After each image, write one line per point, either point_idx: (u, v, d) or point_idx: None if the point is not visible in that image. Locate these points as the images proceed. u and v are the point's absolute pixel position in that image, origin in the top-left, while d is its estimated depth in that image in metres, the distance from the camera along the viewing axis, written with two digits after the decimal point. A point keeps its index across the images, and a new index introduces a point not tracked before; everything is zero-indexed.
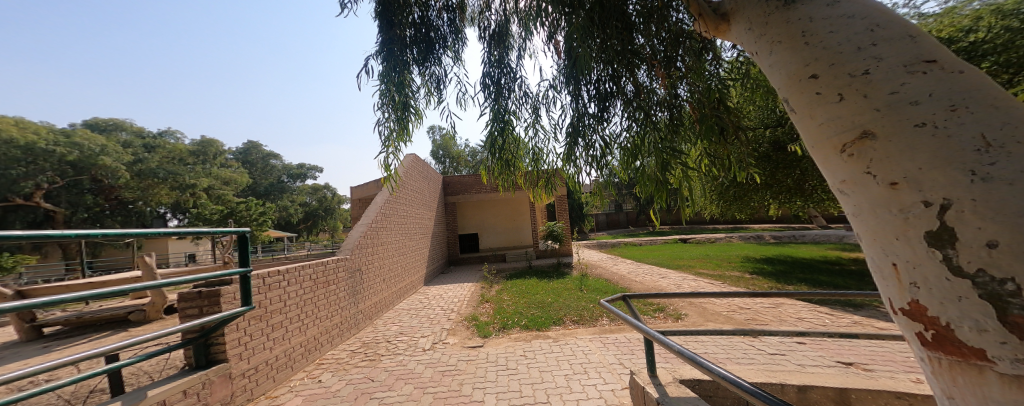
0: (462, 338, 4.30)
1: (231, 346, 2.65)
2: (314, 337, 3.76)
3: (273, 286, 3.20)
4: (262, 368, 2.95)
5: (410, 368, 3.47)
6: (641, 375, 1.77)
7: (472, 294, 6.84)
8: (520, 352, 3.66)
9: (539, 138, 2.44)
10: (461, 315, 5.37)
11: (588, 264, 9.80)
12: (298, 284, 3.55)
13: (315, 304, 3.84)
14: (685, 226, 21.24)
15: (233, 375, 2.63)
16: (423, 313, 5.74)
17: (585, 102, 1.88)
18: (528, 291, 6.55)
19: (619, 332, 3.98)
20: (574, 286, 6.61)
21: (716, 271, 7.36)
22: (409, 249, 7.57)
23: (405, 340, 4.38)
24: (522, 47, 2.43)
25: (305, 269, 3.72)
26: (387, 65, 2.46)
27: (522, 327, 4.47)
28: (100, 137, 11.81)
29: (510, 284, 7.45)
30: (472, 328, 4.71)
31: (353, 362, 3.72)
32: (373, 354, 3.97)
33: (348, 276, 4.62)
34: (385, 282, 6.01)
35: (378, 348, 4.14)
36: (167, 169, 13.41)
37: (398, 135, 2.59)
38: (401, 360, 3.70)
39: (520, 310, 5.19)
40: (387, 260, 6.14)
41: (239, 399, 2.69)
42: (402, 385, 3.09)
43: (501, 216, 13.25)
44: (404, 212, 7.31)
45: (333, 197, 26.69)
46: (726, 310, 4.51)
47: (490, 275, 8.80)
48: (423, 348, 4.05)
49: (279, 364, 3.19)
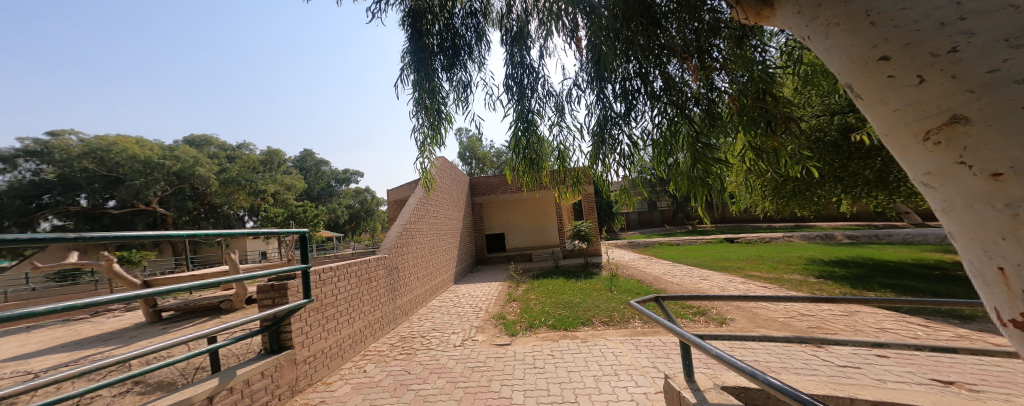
0: (491, 335, 4.35)
1: (296, 334, 2.88)
2: (359, 330, 3.96)
3: (327, 281, 3.41)
4: (319, 356, 3.16)
5: (443, 363, 3.57)
6: (677, 380, 1.69)
7: (500, 293, 6.91)
8: (549, 351, 3.62)
9: (564, 135, 2.39)
10: (489, 313, 5.44)
11: (621, 264, 9.51)
12: (345, 280, 3.76)
13: (360, 300, 4.05)
14: (734, 225, 20.11)
15: (297, 361, 2.85)
16: (453, 311, 5.87)
17: (611, 100, 1.83)
18: (555, 290, 6.50)
19: (652, 335, 3.83)
20: (603, 287, 6.47)
21: (771, 274, 6.86)
22: (439, 248, 7.77)
23: (438, 336, 4.51)
24: (544, 46, 2.41)
25: (352, 266, 3.93)
26: (418, 75, 2.60)
27: (549, 326, 4.44)
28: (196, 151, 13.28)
29: (537, 283, 7.43)
30: (501, 326, 4.74)
31: (392, 355, 3.89)
32: (410, 348, 4.13)
33: (387, 274, 4.82)
34: (419, 280, 6.22)
35: (414, 343, 4.29)
36: (243, 178, 14.70)
37: (432, 139, 2.72)
38: (435, 355, 3.81)
39: (547, 309, 5.16)
40: (420, 258, 6.35)
41: (302, 383, 2.91)
42: (437, 379, 3.18)
43: (529, 215, 13.22)
44: (435, 213, 7.52)
45: (373, 199, 28.15)
46: (783, 317, 4.22)
47: (517, 274, 8.84)
48: (454, 344, 4.16)
49: (333, 353, 3.39)
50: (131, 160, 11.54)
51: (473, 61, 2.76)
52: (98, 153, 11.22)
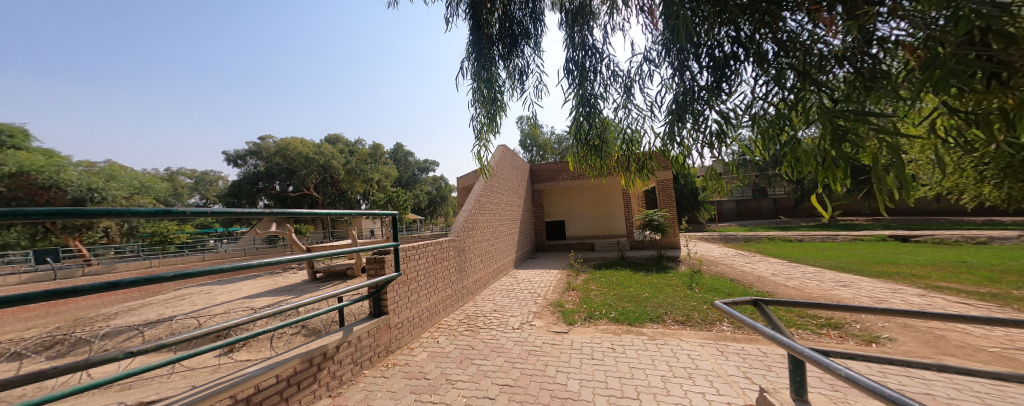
0: (548, 322, 4.38)
1: (391, 303, 3.37)
2: (435, 304, 4.33)
3: (411, 258, 3.77)
4: (405, 324, 3.60)
5: (502, 343, 3.72)
6: (777, 397, 1.50)
7: (559, 281, 6.89)
8: (610, 344, 3.52)
9: (632, 118, 2.19)
10: (547, 300, 5.47)
11: (703, 259, 8.68)
12: (425, 259, 4.10)
13: (436, 277, 4.40)
14: (893, 223, 16.09)
15: (391, 325, 3.37)
16: (514, 294, 6.04)
17: (696, 74, 1.60)
18: (620, 283, 6.23)
19: (744, 343, 3.41)
20: (681, 283, 6.00)
21: (975, 287, 5.29)
22: (501, 234, 8.05)
23: (498, 317, 4.69)
24: (610, 21, 2.22)
25: (430, 246, 4.27)
26: (476, 64, 2.64)
27: (611, 319, 4.30)
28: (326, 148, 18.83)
29: (599, 274, 7.22)
30: (559, 314, 4.72)
31: (459, 330, 4.19)
32: (474, 325, 4.39)
33: (457, 256, 5.13)
34: (483, 263, 6.52)
35: (478, 321, 4.54)
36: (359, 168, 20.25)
37: (488, 128, 2.75)
38: (495, 335, 3.98)
39: (610, 302, 4.99)
40: (484, 243, 6.62)
41: (393, 345, 3.41)
42: (496, 357, 3.34)
43: (593, 202, 12.88)
44: (497, 200, 7.77)
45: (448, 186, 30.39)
46: (997, 347, 3.20)
47: (578, 263, 8.74)
48: (513, 327, 4.29)
49: (415, 322, 3.81)
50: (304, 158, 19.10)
51: (531, 46, 2.69)
52: (283, 152, 19.18)
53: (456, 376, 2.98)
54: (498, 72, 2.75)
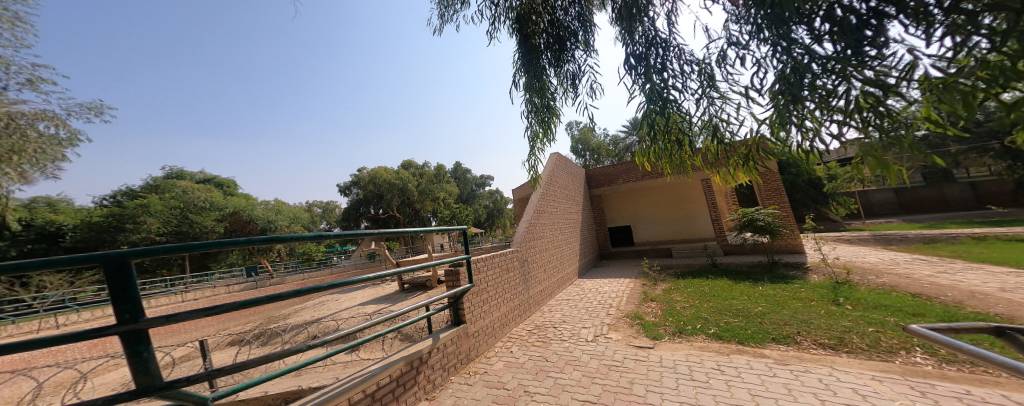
0: (627, 335, 4.09)
1: (468, 312, 3.70)
2: (505, 314, 4.50)
3: (480, 269, 4.01)
4: (479, 334, 3.88)
5: (577, 356, 3.66)
6: None
7: (633, 290, 6.49)
8: (713, 364, 3.13)
9: (712, 106, 1.97)
10: (623, 311, 5.13)
11: (851, 268, 6.97)
12: (491, 269, 4.27)
13: (503, 287, 4.57)
14: None
15: (469, 333, 3.70)
16: (582, 304, 5.88)
17: (818, 44, 1.36)
18: (718, 295, 5.55)
19: (913, 376, 2.65)
20: (797, 295, 5.15)
21: None
22: (563, 241, 7.98)
23: (568, 329, 4.63)
24: (672, 10, 2.07)
25: (496, 256, 4.45)
26: (528, 76, 2.68)
27: (712, 336, 3.79)
28: (405, 174, 22.80)
29: (682, 284, 6.59)
30: (637, 327, 4.37)
31: (530, 341, 4.29)
32: (544, 336, 4.43)
33: (521, 265, 5.22)
34: (547, 272, 6.49)
35: (548, 332, 4.57)
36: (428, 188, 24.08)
37: (543, 135, 2.75)
38: (568, 346, 3.93)
39: (707, 316, 4.45)
40: (546, 253, 6.55)
41: (471, 353, 3.72)
42: (573, 370, 3.30)
43: (661, 204, 12.14)
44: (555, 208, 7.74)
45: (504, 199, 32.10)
46: None
47: (654, 271, 8.13)
48: (587, 338, 4.14)
49: (488, 332, 4.07)
50: (391, 186, 23.19)
51: (582, 47, 2.59)
52: (375, 181, 23.12)
53: (534, 386, 3.12)
54: (550, 79, 2.72)
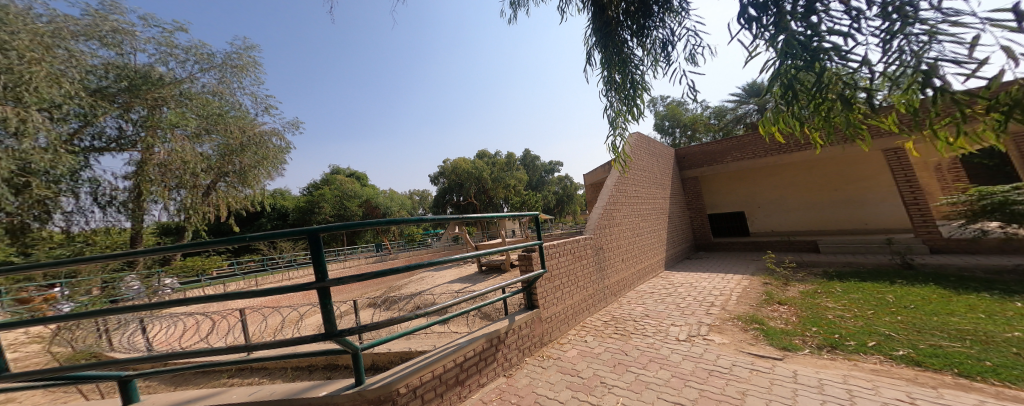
0: (737, 340, 3.75)
1: (541, 297, 4.10)
2: (578, 302, 4.78)
3: (551, 256, 4.33)
4: (551, 321, 4.25)
5: (664, 355, 3.64)
6: None
7: (749, 289, 5.75)
8: (897, 395, 2.49)
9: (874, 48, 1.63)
10: (734, 313, 4.57)
11: None
12: (562, 256, 4.56)
13: (575, 276, 4.80)
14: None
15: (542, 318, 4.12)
16: (670, 299, 5.67)
17: None
18: (930, 309, 4.08)
19: None
20: (957, 305, 4.19)
21: None
22: (647, 227, 7.53)
23: (653, 324, 4.61)
24: None
25: (567, 244, 4.70)
26: (606, 51, 2.70)
27: (900, 359, 2.97)
28: (480, 164, 25.68)
29: (825, 287, 5.49)
30: (755, 332, 3.89)
31: (607, 332, 4.47)
32: (623, 329, 4.54)
33: (595, 253, 5.32)
34: (625, 261, 6.36)
35: (627, 325, 4.66)
36: (500, 177, 26.63)
37: (624, 110, 2.78)
38: (654, 344, 3.93)
39: (886, 332, 3.53)
40: (624, 241, 6.36)
41: (545, 337, 4.14)
42: (658, 370, 3.33)
43: (807, 184, 10.48)
44: (638, 190, 7.43)
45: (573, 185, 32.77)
46: None
47: (788, 269, 6.91)
48: (679, 339, 4.03)
49: (560, 319, 4.42)
50: (472, 176, 26.36)
51: (670, 10, 2.43)
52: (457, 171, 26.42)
53: (609, 378, 3.28)
54: (632, 49, 2.69)
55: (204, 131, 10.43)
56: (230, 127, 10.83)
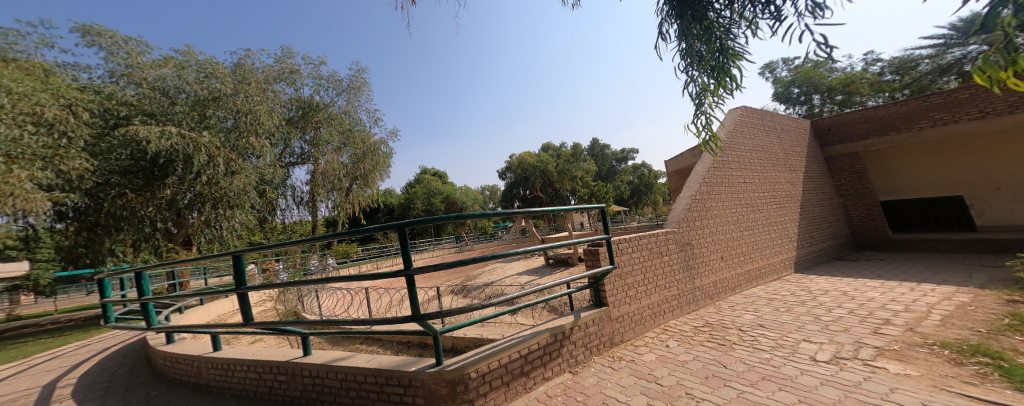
0: (934, 374, 2.78)
1: (610, 295, 4.02)
2: (658, 302, 4.64)
3: (624, 251, 4.25)
4: (625, 319, 4.16)
5: (788, 373, 3.02)
6: None
7: (975, 309, 4.23)
8: None
9: None
10: (935, 338, 3.47)
11: None
12: (638, 251, 4.47)
13: (655, 272, 4.67)
14: None
15: (613, 317, 4.03)
16: (794, 309, 4.86)
17: None
18: None
19: None
20: None
21: None
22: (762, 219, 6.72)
23: (769, 337, 3.97)
24: None
25: (644, 239, 4.58)
26: (681, 22, 2.46)
27: None
28: (546, 156, 27.79)
29: None
30: (979, 369, 2.80)
31: (699, 339, 4.09)
32: (723, 338, 4.05)
33: (679, 249, 5.16)
34: (727, 259, 5.95)
35: (730, 335, 4.14)
36: (566, 168, 28.60)
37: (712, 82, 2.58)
38: (779, 361, 3.29)
39: None
40: (723, 236, 5.94)
41: (617, 337, 4.05)
42: (773, 389, 2.77)
43: None
44: (743, 176, 6.72)
45: (647, 173, 32.67)
46: None
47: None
48: (818, 359, 3.27)
49: (636, 319, 4.31)
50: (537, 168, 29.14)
51: None
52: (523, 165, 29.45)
53: (699, 391, 2.84)
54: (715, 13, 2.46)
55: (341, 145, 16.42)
56: (352, 139, 16.51)
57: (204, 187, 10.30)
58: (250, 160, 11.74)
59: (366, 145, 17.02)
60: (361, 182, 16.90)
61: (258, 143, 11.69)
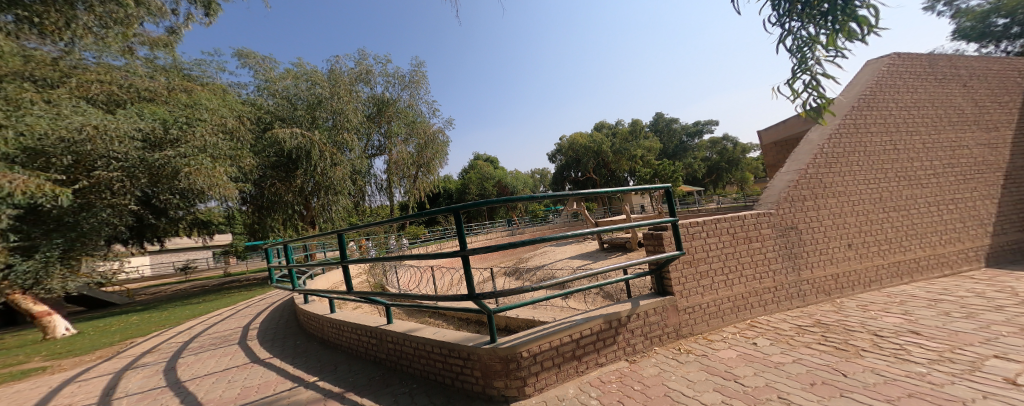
0: None
1: (676, 284, 3.75)
2: (742, 295, 4.16)
3: (695, 236, 3.92)
4: (697, 310, 3.83)
5: (939, 386, 2.21)
6: None
7: None
8: None
9: None
10: None
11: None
12: (714, 237, 4.04)
13: (738, 260, 4.20)
14: None
15: (679, 308, 3.73)
16: (972, 317, 3.63)
17: None
18: None
19: None
20: None
21: None
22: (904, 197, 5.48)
23: (915, 344, 3.04)
24: None
25: (722, 223, 4.14)
26: None
27: None
28: (595, 139, 31.61)
29: None
30: None
31: (801, 339, 3.41)
32: (845, 342, 3.22)
33: (777, 234, 4.50)
34: (852, 246, 5.01)
35: (852, 338, 3.30)
36: (621, 149, 31.87)
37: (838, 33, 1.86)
38: (931, 373, 2.42)
39: None
40: (844, 218, 5.03)
41: (685, 330, 3.74)
42: (905, 398, 2.06)
43: None
44: (878, 145, 5.50)
45: (731, 149, 37.36)
46: None
47: None
48: (1015, 379, 2.25)
49: (711, 311, 3.93)
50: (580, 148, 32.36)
51: None
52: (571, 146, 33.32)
53: (798, 397, 2.18)
54: None
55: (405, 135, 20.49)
56: (416, 131, 20.74)
57: (320, 177, 16.21)
58: (346, 153, 17.49)
59: (426, 135, 21.20)
60: (424, 169, 21.27)
61: (351, 141, 17.41)
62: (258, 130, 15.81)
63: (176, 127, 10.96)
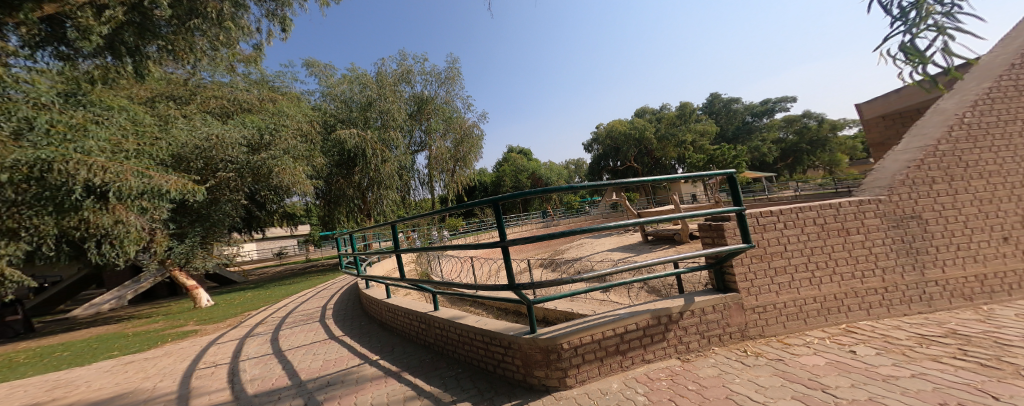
0: None
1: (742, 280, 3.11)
2: (833, 295, 3.32)
3: (768, 227, 3.22)
4: (769, 309, 3.14)
5: None
6: None
7: None
8: None
9: None
10: None
11: None
12: (793, 227, 3.29)
13: (828, 255, 3.36)
14: None
15: (746, 307, 3.09)
16: None
17: None
18: None
19: None
20: None
21: None
22: None
23: None
24: None
25: (806, 211, 3.35)
26: None
27: None
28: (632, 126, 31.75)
29: None
30: None
31: (919, 348, 2.57)
32: (990, 354, 2.36)
33: (888, 225, 3.53)
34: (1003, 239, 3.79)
35: (1004, 349, 2.40)
36: (662, 135, 31.30)
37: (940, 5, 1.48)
38: None
39: None
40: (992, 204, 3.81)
41: (754, 332, 3.08)
42: None
43: None
44: None
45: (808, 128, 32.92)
46: None
47: None
48: None
49: (788, 312, 3.20)
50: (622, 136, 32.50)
51: None
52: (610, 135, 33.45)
53: None
54: None
55: (443, 132, 20.99)
56: (452, 126, 21.12)
57: (374, 174, 18.00)
58: (392, 149, 18.81)
59: (462, 129, 21.50)
60: (460, 163, 21.69)
61: (396, 138, 18.63)
62: (324, 132, 17.80)
63: (268, 133, 13.92)
